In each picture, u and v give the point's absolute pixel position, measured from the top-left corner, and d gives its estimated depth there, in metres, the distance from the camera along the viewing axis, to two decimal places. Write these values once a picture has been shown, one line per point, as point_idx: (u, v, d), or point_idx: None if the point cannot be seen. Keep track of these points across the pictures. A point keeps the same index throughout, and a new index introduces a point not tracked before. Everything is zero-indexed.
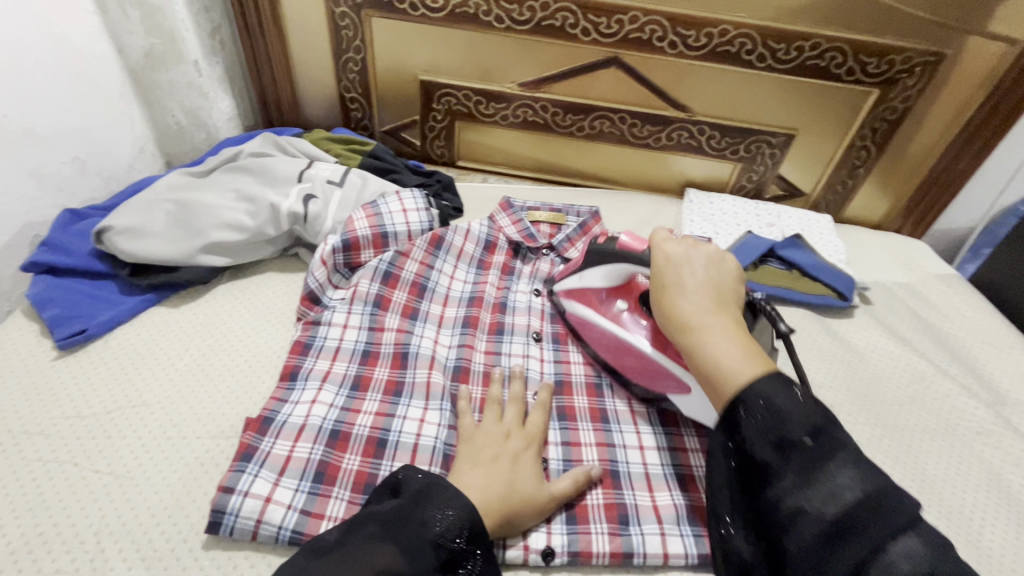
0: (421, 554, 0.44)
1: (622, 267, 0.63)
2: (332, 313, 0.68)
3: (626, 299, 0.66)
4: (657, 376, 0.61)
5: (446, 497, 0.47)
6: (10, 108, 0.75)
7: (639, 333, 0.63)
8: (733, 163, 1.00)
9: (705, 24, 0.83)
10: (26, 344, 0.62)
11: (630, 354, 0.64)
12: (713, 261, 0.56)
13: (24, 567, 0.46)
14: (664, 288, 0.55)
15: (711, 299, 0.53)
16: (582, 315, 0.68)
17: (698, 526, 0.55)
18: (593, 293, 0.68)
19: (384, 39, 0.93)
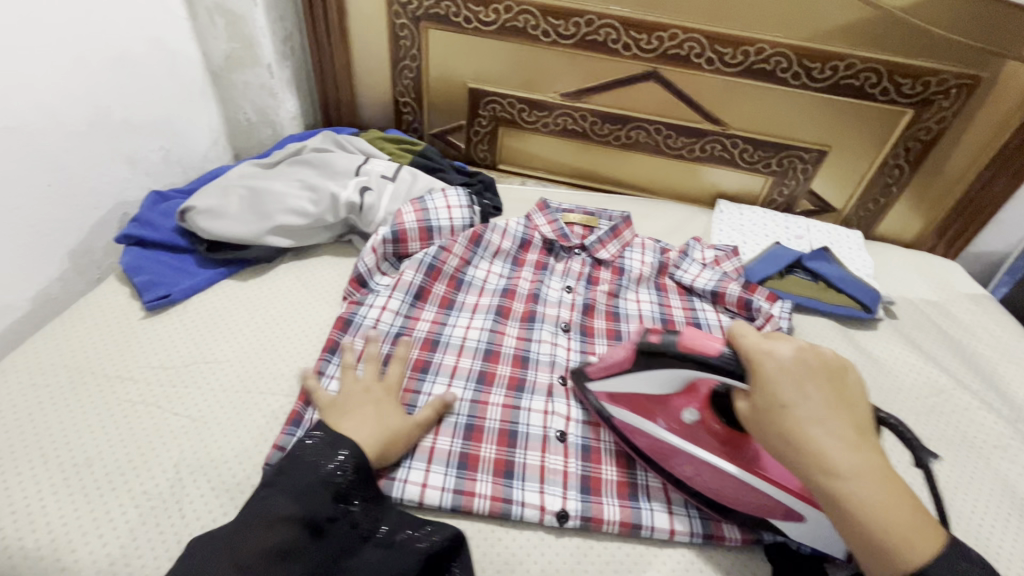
0: (322, 495, 0.49)
1: (684, 371, 0.52)
2: (375, 297, 0.75)
3: (691, 405, 0.56)
4: (768, 510, 0.53)
5: (336, 441, 0.53)
6: (112, 100, 0.86)
7: (721, 452, 0.55)
8: (765, 176, 1.03)
9: (742, 42, 0.87)
10: (118, 304, 0.71)
11: (722, 480, 0.54)
12: (837, 368, 0.45)
13: (116, 485, 0.53)
14: (785, 411, 0.42)
15: (853, 429, 0.42)
16: (636, 428, 0.59)
17: (706, 509, 0.58)
18: (653, 400, 0.58)
19: (438, 50, 1.01)
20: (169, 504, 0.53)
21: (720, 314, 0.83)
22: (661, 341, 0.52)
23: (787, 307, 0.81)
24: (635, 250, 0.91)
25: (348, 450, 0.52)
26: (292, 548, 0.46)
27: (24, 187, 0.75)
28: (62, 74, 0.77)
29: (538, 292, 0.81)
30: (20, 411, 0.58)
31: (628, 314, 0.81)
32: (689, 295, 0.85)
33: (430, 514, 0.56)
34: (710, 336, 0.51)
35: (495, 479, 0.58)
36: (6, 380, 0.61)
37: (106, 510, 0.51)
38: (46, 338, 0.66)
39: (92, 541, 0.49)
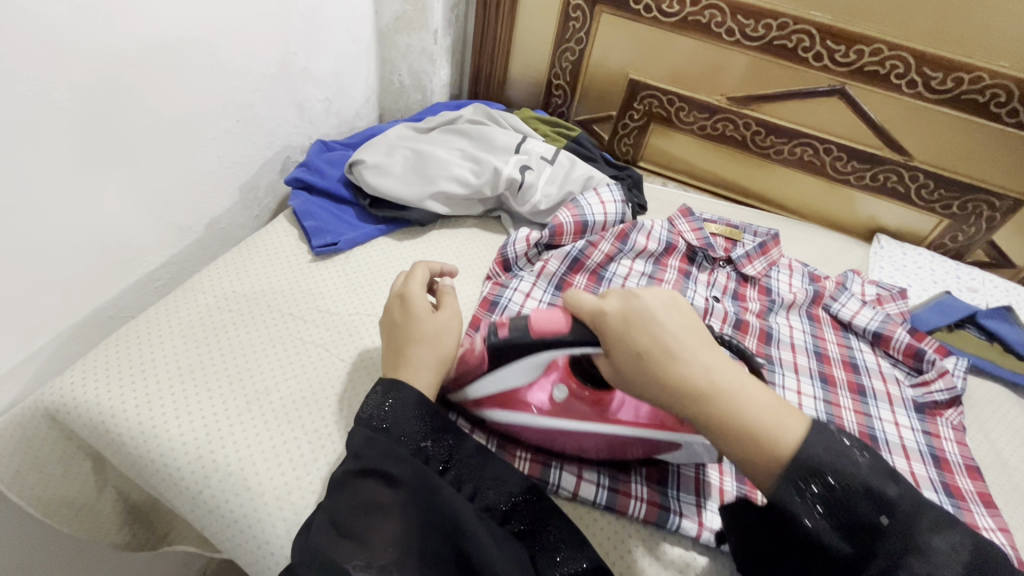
0: (383, 439, 0.47)
1: (542, 357, 0.48)
2: (519, 282, 0.74)
3: (558, 381, 0.54)
4: (636, 446, 0.54)
5: (387, 387, 0.50)
6: (298, 48, 0.89)
7: (591, 417, 0.53)
8: (940, 218, 0.94)
9: (958, 68, 0.79)
10: (288, 244, 0.74)
11: (598, 441, 0.54)
12: (665, 300, 0.48)
13: (292, 418, 0.56)
14: (644, 356, 0.45)
15: (709, 355, 0.46)
16: (525, 424, 0.55)
17: (955, 497, 0.61)
18: (516, 394, 0.54)
19: (607, 36, 0.98)
20: (339, 446, 0.54)
21: (881, 357, 0.76)
22: (509, 334, 0.49)
23: (963, 365, 0.73)
24: (782, 272, 0.85)
25: (400, 395, 0.49)
26: (376, 500, 0.45)
27: (218, 120, 0.80)
28: (265, 16, 0.81)
29: (771, 331, 0.76)
30: (207, 330, 0.61)
31: (868, 367, 0.74)
32: (846, 331, 0.79)
33: (582, 508, 0.56)
34: (556, 310, 0.49)
35: (649, 484, 0.57)
36: (194, 301, 0.64)
37: (282, 441, 0.54)
38: (226, 266, 0.69)
39: (271, 469, 0.52)
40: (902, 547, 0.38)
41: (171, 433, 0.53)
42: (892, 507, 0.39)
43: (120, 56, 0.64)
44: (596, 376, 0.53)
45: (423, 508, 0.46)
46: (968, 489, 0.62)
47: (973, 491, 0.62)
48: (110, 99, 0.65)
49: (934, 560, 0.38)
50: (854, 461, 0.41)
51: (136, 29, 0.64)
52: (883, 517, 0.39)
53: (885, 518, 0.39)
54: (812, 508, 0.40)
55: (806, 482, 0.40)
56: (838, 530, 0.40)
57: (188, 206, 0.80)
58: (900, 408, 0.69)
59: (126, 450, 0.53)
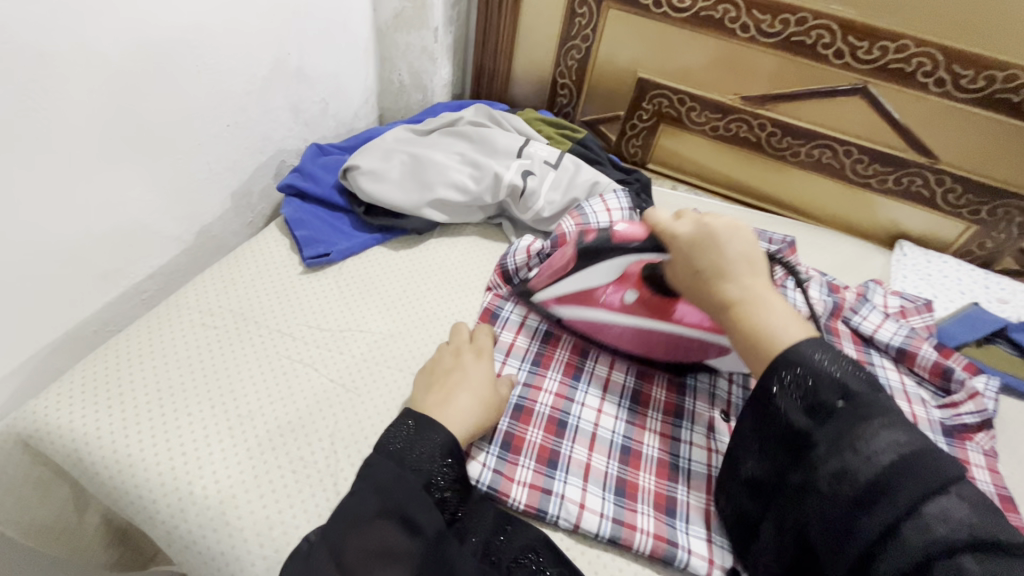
0: (410, 481, 0.45)
1: (620, 259, 0.61)
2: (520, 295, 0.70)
3: (629, 288, 0.63)
4: (688, 348, 0.62)
5: (423, 424, 0.49)
6: (292, 48, 0.86)
7: (654, 317, 0.61)
8: (967, 224, 0.89)
9: (991, 65, 0.74)
10: (279, 255, 0.71)
11: (660, 338, 0.62)
12: (730, 229, 0.55)
13: (277, 445, 0.52)
14: (699, 272, 0.53)
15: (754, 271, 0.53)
16: (590, 319, 0.64)
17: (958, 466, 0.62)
18: (590, 291, 0.64)
19: (614, 32, 0.94)
20: (325, 476, 0.51)
21: (905, 376, 0.71)
22: (595, 239, 0.61)
23: (995, 384, 0.68)
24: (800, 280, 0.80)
25: (436, 436, 0.48)
26: (391, 548, 0.43)
27: (208, 124, 0.77)
28: (257, 16, 0.77)
29: None
30: (190, 349, 0.58)
31: (892, 386, 0.69)
32: (868, 345, 0.74)
33: (585, 542, 0.52)
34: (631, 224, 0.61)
35: (656, 516, 0.53)
36: (178, 318, 0.61)
37: (266, 470, 0.51)
38: (213, 279, 0.66)
39: (253, 502, 0.48)
40: (850, 430, 0.43)
41: (148, 461, 0.50)
42: (853, 396, 0.44)
43: (101, 61, 0.61)
44: (662, 285, 0.61)
45: (432, 564, 0.44)
46: (976, 463, 0.63)
47: (983, 466, 0.63)
48: (91, 104, 0.61)
49: (868, 452, 0.42)
50: (827, 361, 0.46)
51: (118, 30, 0.61)
52: (841, 401, 0.44)
53: (842, 402, 0.44)
54: (790, 393, 0.46)
55: (787, 376, 0.46)
56: (801, 407, 0.45)
57: (177, 213, 0.77)
58: (927, 432, 0.65)
59: (101, 479, 0.50)
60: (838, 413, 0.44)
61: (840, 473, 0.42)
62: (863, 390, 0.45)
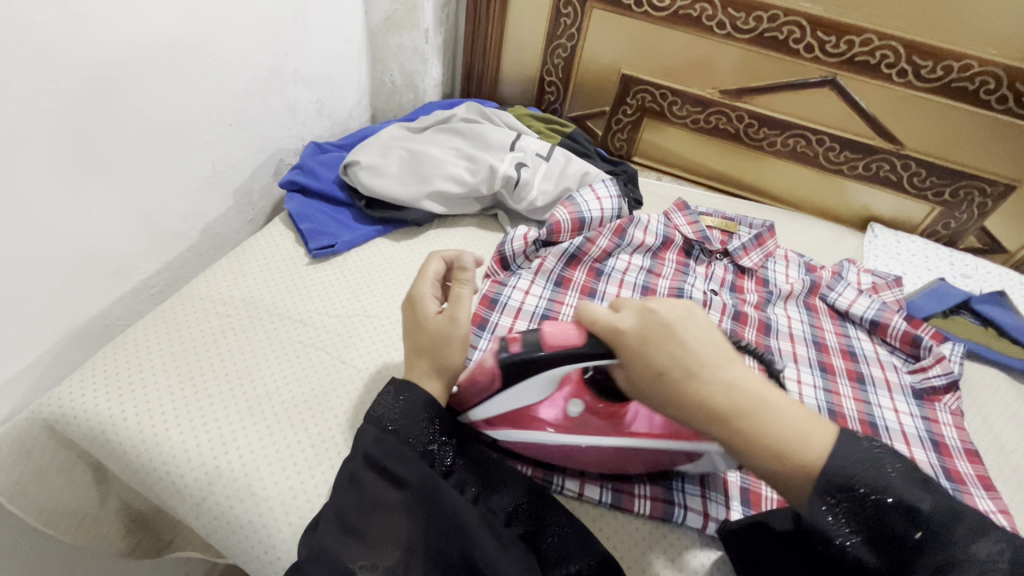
0: (393, 440, 0.48)
1: (559, 371, 0.47)
2: (517, 279, 0.75)
3: (573, 397, 0.52)
4: (656, 456, 0.52)
5: (401, 387, 0.51)
6: (289, 50, 0.88)
7: (606, 431, 0.51)
8: (932, 206, 0.95)
9: (947, 56, 0.80)
10: (285, 248, 0.74)
11: (613, 453, 0.52)
12: (679, 314, 0.45)
13: (295, 422, 0.55)
14: (664, 375, 0.43)
15: (727, 362, 0.44)
16: (535, 443, 0.53)
17: (955, 482, 0.61)
18: (526, 411, 0.52)
19: (598, 31, 0.98)
20: (342, 449, 0.54)
21: (878, 346, 0.77)
22: (523, 351, 0.47)
23: (961, 349, 0.74)
24: (778, 263, 0.86)
25: (413, 395, 0.50)
26: (381, 499, 0.46)
27: (210, 123, 0.79)
28: (255, 18, 0.80)
29: (770, 322, 0.76)
30: (206, 336, 0.61)
31: (866, 355, 0.74)
32: (843, 319, 0.80)
33: (588, 503, 0.56)
34: (567, 325, 0.47)
35: (654, 477, 0.57)
36: (191, 308, 0.64)
37: (286, 444, 0.53)
38: (222, 271, 0.69)
39: (276, 473, 0.51)
40: (942, 564, 0.38)
41: (173, 439, 0.52)
42: (926, 519, 0.39)
43: (107, 56, 0.63)
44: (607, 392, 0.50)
45: (426, 509, 0.45)
46: (968, 473, 0.62)
47: (972, 474, 0.62)
48: (99, 100, 0.63)
49: (976, 570, 0.37)
50: (885, 474, 0.40)
51: (124, 32, 0.63)
52: (917, 531, 0.39)
53: (918, 531, 0.38)
54: (843, 527, 0.39)
55: (838, 499, 0.39)
56: (868, 543, 0.39)
57: (182, 212, 0.79)
58: (898, 395, 0.70)
59: (127, 459, 0.52)
60: (921, 547, 0.38)
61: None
62: (936, 508, 0.39)
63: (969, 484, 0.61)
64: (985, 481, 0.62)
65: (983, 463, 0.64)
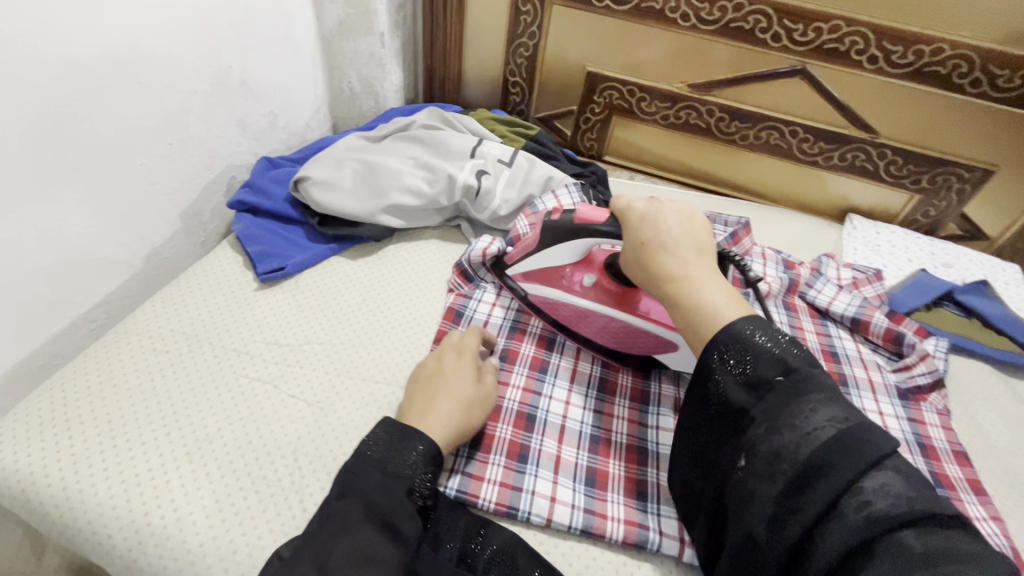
0: (395, 489, 0.45)
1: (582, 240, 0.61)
2: (483, 292, 0.71)
3: (590, 272, 0.65)
4: (642, 337, 0.62)
5: (408, 433, 0.48)
6: (234, 61, 0.84)
7: (613, 305, 0.63)
8: (911, 194, 0.92)
9: (918, 40, 0.77)
10: (232, 273, 0.69)
11: (615, 327, 0.63)
12: (682, 211, 0.55)
13: (238, 468, 0.51)
14: (645, 246, 0.54)
15: (699, 254, 0.52)
16: (549, 297, 0.66)
17: (945, 488, 0.58)
18: (556, 272, 0.66)
19: (560, 28, 0.95)
20: (289, 495, 0.50)
21: (860, 344, 0.74)
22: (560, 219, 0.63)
23: (945, 345, 0.71)
24: (756, 260, 0.82)
25: (423, 445, 0.48)
26: (379, 554, 0.41)
27: (150, 143, 0.74)
28: (193, 29, 0.75)
29: None
30: (141, 378, 0.57)
31: (848, 355, 0.71)
32: (824, 318, 0.77)
33: (558, 535, 0.52)
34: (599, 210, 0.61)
35: (627, 501, 0.54)
36: (128, 346, 0.59)
37: (226, 494, 0.49)
38: (163, 303, 0.64)
39: (215, 527, 0.47)
40: (785, 401, 0.42)
41: (101, 495, 0.48)
42: (790, 371, 0.43)
43: (40, 94, 0.60)
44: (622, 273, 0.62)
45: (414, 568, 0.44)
46: (957, 477, 0.60)
47: (962, 478, 0.60)
48: (16, 124, 0.59)
49: (804, 423, 0.40)
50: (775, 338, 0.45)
51: (40, 51, 0.58)
52: (780, 376, 0.43)
53: (782, 377, 0.43)
54: (729, 366, 0.45)
55: (730, 345, 0.45)
56: (740, 384, 0.44)
57: (124, 238, 0.75)
58: (884, 396, 0.67)
59: (52, 520, 0.48)
60: (775, 387, 0.42)
61: (777, 448, 0.40)
62: (800, 364, 0.43)
63: (959, 489, 0.58)
64: (975, 484, 0.59)
65: (972, 465, 0.61)
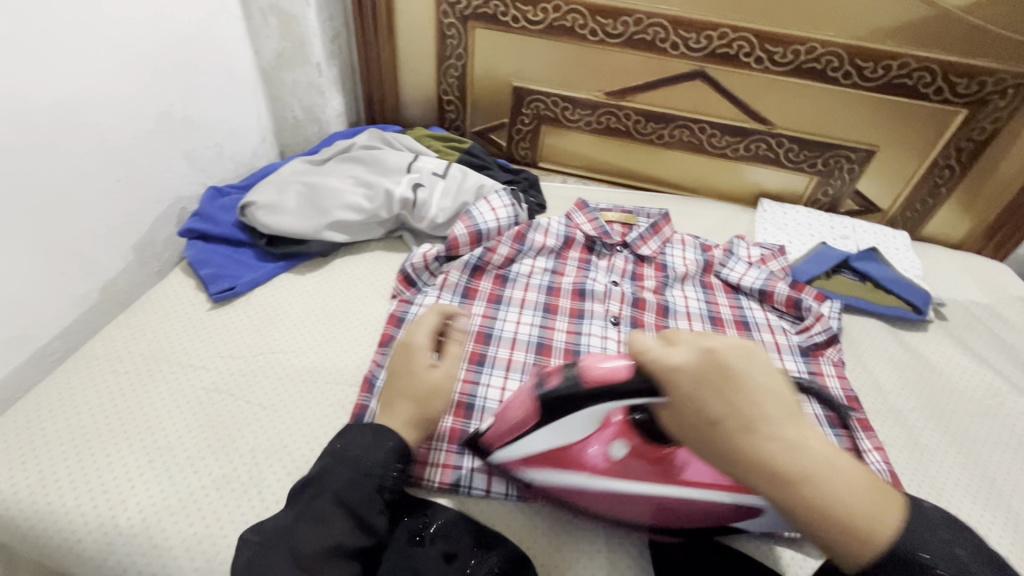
0: (362, 484, 0.49)
1: (596, 409, 0.49)
2: (424, 296, 0.77)
3: (620, 438, 0.53)
4: (712, 510, 0.52)
5: (380, 432, 0.52)
6: (175, 98, 0.88)
7: (653, 477, 0.52)
8: (810, 176, 1.03)
9: (794, 41, 0.87)
10: (186, 296, 0.74)
11: (671, 506, 0.52)
12: (737, 352, 0.42)
13: (199, 468, 0.56)
14: (719, 427, 0.39)
15: (797, 418, 0.40)
16: (570, 485, 0.54)
17: (838, 428, 0.66)
18: (566, 451, 0.53)
19: (484, 49, 1.03)
20: (248, 487, 0.55)
21: (768, 312, 0.82)
22: (559, 385, 0.49)
23: (837, 307, 0.80)
24: (676, 247, 0.91)
25: (392, 443, 0.52)
26: (338, 541, 0.47)
27: (97, 181, 0.78)
28: (132, 71, 0.80)
29: (668, 304, 0.81)
30: (102, 397, 0.61)
31: (757, 322, 0.80)
32: (736, 292, 0.85)
33: (496, 503, 0.58)
34: (609, 361, 0.48)
35: None
36: (88, 369, 0.63)
37: (188, 492, 0.54)
38: (121, 329, 0.69)
39: (179, 521, 0.52)
40: None
41: (69, 505, 0.52)
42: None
43: None
44: (656, 438, 0.51)
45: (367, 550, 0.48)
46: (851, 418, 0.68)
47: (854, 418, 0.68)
48: None
49: None
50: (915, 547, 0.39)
51: None
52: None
53: None
54: None
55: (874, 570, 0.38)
56: None
57: (78, 274, 0.78)
58: (787, 354, 0.76)
59: (23, 533, 0.51)
60: None
61: None
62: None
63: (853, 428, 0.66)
64: (865, 424, 0.67)
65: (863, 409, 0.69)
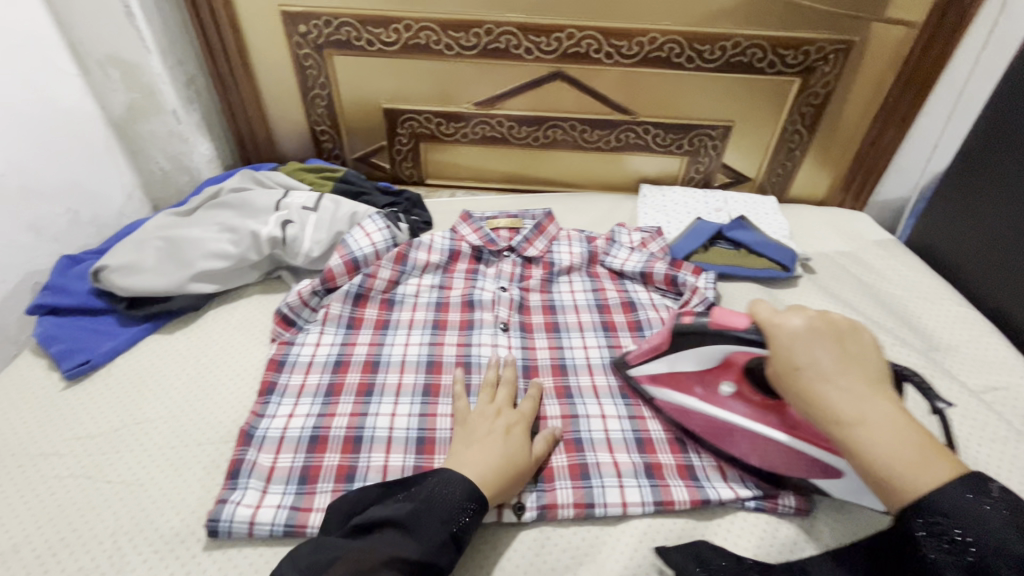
0: (439, 530, 0.50)
1: (724, 345, 0.59)
2: (305, 334, 0.74)
3: (729, 379, 0.61)
4: (806, 464, 0.57)
5: (453, 478, 0.53)
6: (6, 168, 0.82)
7: (759, 418, 0.59)
8: (680, 157, 1.08)
9: (635, 34, 0.92)
10: (35, 379, 0.68)
11: (769, 447, 0.59)
12: (847, 331, 0.49)
13: (49, 567, 0.51)
14: (800, 371, 0.48)
15: (865, 383, 0.46)
16: (677, 403, 0.64)
17: None
18: (687, 381, 0.64)
19: (346, 75, 1.01)
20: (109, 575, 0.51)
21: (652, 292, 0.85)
22: (694, 321, 0.62)
23: (712, 277, 0.84)
24: (563, 243, 0.91)
25: (459, 488, 0.52)
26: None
27: None
28: None
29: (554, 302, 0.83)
30: None
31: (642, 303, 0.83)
32: (622, 279, 0.87)
33: None
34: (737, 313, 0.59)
35: None
36: None
37: None
38: None
39: None
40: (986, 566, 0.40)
41: None
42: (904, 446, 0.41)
43: None
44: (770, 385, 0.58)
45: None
46: None
47: None
48: None
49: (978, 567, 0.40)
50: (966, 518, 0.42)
51: None
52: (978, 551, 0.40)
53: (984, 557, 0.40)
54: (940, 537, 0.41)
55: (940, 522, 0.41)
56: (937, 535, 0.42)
57: None
58: None
59: None
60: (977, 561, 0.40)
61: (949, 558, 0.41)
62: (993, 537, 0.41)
63: None
64: None
65: None
